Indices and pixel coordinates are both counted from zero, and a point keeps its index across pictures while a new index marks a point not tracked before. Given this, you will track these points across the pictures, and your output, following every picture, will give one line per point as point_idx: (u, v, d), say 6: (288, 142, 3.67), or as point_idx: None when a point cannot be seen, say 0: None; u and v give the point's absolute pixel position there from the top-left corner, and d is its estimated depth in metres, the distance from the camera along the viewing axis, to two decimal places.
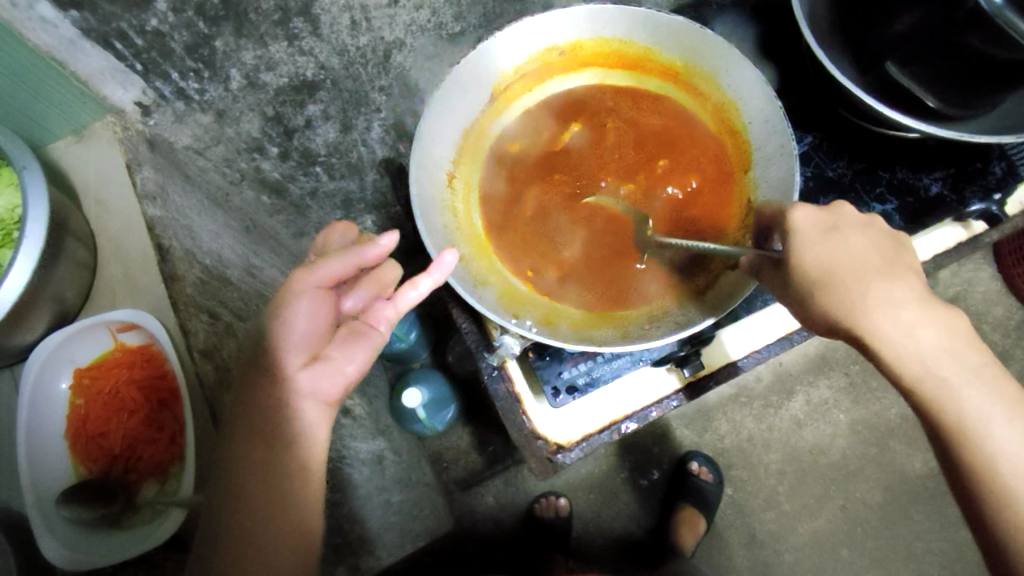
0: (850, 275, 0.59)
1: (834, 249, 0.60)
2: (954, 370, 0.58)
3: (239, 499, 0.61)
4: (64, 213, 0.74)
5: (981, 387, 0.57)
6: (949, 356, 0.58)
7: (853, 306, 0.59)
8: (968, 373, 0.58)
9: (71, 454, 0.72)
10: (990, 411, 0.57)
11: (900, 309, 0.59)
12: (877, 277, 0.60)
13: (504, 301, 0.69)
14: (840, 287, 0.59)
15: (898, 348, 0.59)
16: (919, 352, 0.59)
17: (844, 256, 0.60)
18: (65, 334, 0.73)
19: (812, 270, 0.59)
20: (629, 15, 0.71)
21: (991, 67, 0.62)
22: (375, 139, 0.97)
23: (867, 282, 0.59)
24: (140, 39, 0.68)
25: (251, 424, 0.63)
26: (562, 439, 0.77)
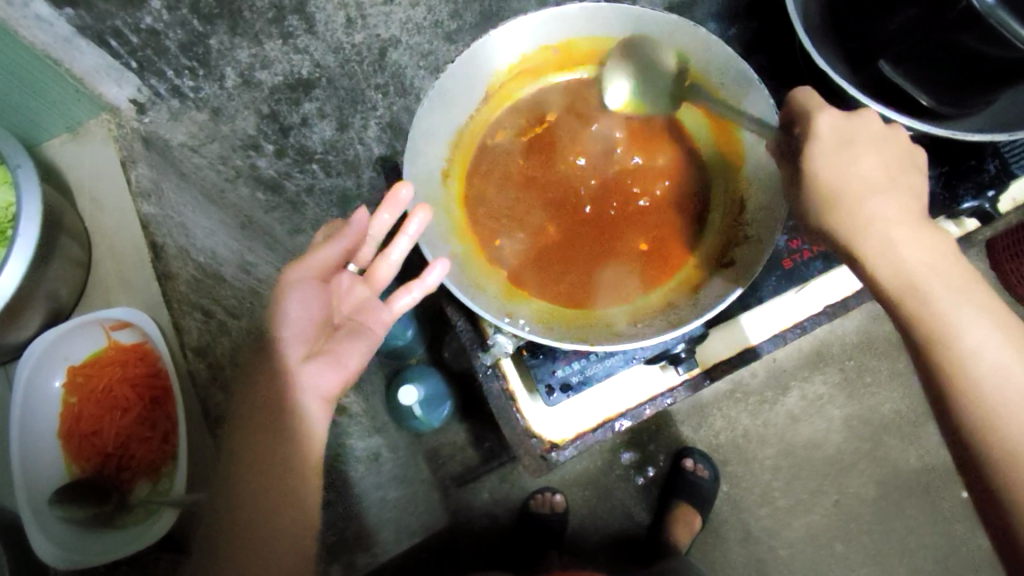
0: (854, 182, 0.59)
1: (844, 158, 0.60)
2: (949, 285, 0.57)
3: (239, 475, 0.62)
4: (58, 211, 0.73)
5: (974, 306, 0.56)
6: (942, 278, 0.57)
7: (852, 209, 0.59)
8: (962, 291, 0.57)
9: (65, 453, 0.72)
10: (980, 332, 0.55)
11: (897, 221, 0.59)
12: (881, 197, 0.59)
13: (499, 298, 0.69)
14: (844, 190, 0.59)
15: (894, 256, 0.58)
16: (913, 262, 0.58)
17: (851, 163, 0.60)
18: (58, 332, 0.73)
19: (821, 187, 0.60)
20: (622, 15, 0.71)
21: (985, 66, 0.62)
22: (371, 137, 0.97)
23: (870, 191, 0.59)
24: (135, 37, 0.68)
25: (251, 417, 0.64)
26: (557, 438, 0.77)
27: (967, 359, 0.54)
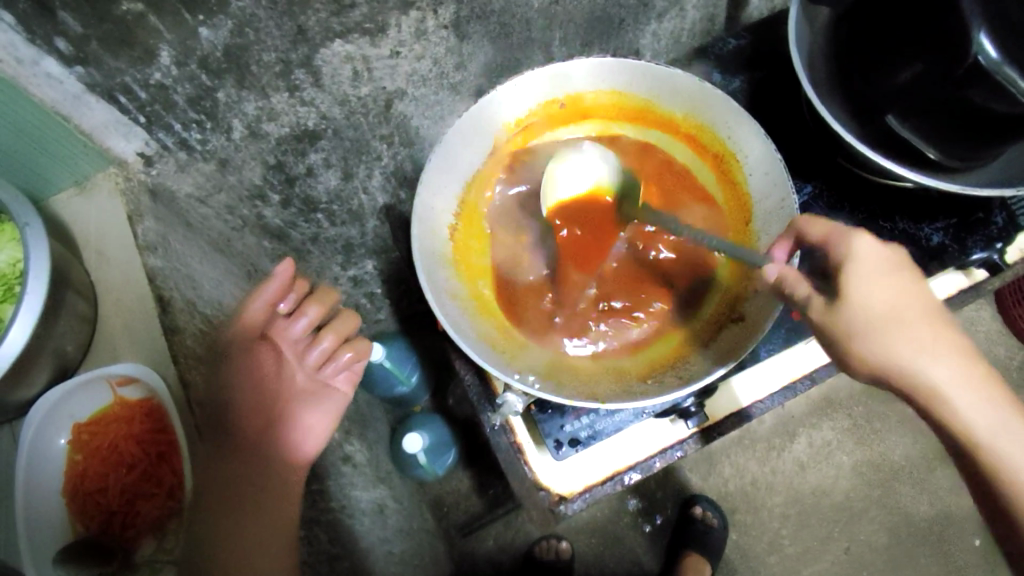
0: (885, 318, 0.59)
1: (872, 294, 0.59)
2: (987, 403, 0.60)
3: (217, 528, 0.68)
4: (67, 268, 0.73)
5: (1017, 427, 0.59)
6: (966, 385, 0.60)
7: (880, 349, 0.59)
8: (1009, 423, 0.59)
9: (69, 512, 0.71)
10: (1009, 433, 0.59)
11: (933, 352, 0.60)
12: (893, 320, 0.59)
13: (506, 355, 0.68)
14: (877, 335, 0.59)
15: (934, 384, 0.60)
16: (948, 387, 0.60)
17: (885, 299, 0.59)
18: (64, 390, 0.72)
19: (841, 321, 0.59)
20: (629, 68, 0.73)
21: (989, 122, 0.64)
22: (375, 187, 0.98)
23: (901, 325, 0.60)
24: (144, 92, 0.69)
25: (221, 485, 0.71)
26: (565, 490, 0.76)
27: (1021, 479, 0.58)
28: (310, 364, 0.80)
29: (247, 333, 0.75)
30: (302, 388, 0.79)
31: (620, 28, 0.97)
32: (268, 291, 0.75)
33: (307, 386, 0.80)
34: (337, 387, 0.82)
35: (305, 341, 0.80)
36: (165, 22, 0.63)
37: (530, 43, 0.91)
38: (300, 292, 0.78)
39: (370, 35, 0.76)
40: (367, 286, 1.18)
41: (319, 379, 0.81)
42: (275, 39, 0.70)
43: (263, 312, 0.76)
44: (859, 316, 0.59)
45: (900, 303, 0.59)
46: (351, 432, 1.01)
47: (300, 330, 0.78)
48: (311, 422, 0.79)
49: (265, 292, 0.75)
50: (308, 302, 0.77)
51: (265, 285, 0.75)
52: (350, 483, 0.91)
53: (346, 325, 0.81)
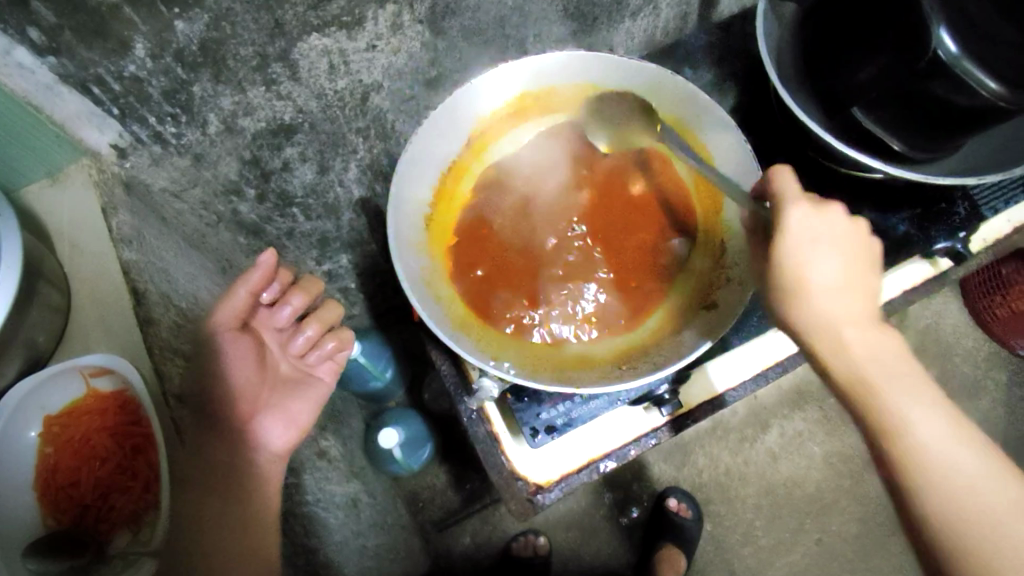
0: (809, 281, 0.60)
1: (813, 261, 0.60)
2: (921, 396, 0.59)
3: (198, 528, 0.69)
4: (37, 258, 0.73)
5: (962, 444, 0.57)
6: (899, 380, 0.59)
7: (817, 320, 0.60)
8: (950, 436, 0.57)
9: (41, 505, 0.69)
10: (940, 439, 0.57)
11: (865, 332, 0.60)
12: (832, 291, 0.61)
13: (481, 343, 0.69)
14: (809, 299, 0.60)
15: (865, 364, 0.60)
16: (878, 368, 0.60)
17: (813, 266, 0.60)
18: (38, 378, 0.71)
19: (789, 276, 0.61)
20: (602, 62, 0.74)
21: (951, 115, 0.67)
22: (351, 180, 0.99)
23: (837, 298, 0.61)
24: (118, 84, 0.69)
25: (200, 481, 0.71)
26: (543, 480, 0.76)
27: (942, 490, 0.56)
28: (295, 351, 0.86)
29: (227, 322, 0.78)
30: (286, 375, 0.86)
31: (593, 24, 0.98)
32: (252, 279, 0.78)
33: (290, 372, 0.86)
34: (320, 375, 0.88)
35: (287, 330, 0.86)
36: (140, 14, 0.63)
37: (504, 39, 0.92)
38: (284, 282, 0.82)
39: (347, 29, 0.76)
40: (342, 282, 1.18)
41: (303, 367, 0.87)
42: (252, 34, 0.70)
43: (246, 301, 0.78)
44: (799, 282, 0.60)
45: (841, 273, 0.61)
46: (325, 427, 1.01)
47: (285, 318, 0.83)
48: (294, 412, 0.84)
49: (246, 281, 0.77)
50: (292, 291, 0.83)
51: (250, 273, 0.78)
52: (324, 477, 0.91)
53: (329, 314, 0.88)
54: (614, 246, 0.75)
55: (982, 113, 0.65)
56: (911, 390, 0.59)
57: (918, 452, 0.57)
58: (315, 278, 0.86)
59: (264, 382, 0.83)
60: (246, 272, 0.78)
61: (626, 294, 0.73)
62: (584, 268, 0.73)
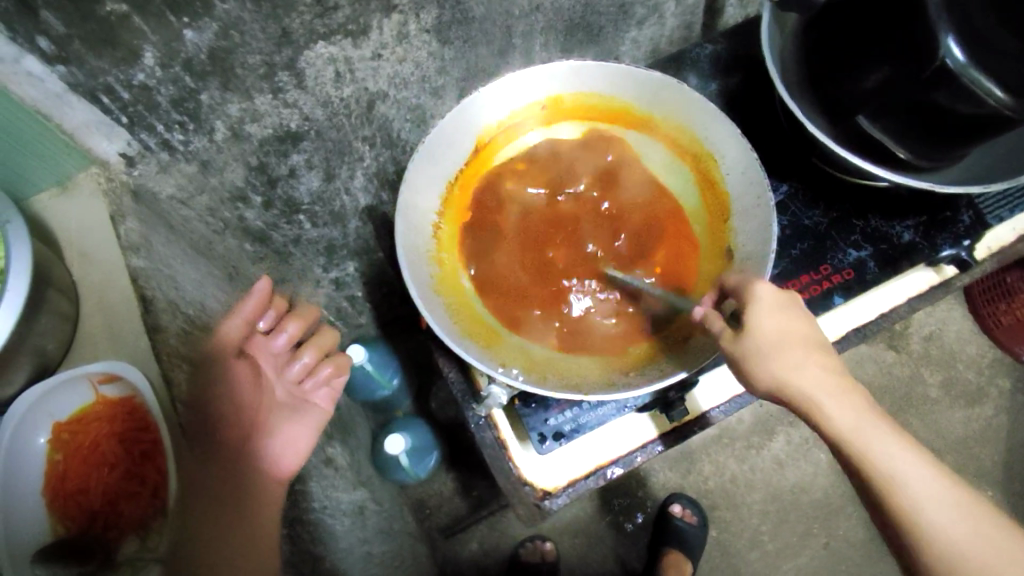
0: (776, 345, 0.62)
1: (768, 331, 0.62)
2: (892, 439, 0.61)
3: (206, 534, 0.68)
4: (47, 266, 0.73)
5: (936, 483, 0.59)
6: (872, 429, 0.61)
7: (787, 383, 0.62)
8: (928, 474, 0.60)
9: (50, 512, 0.69)
10: (921, 482, 0.59)
11: (830, 390, 0.62)
12: (797, 352, 0.63)
13: (490, 350, 0.69)
14: (774, 362, 0.62)
15: (836, 422, 0.62)
16: (849, 420, 0.62)
17: (775, 330, 0.63)
18: (45, 388, 0.71)
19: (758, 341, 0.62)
20: (607, 71, 0.74)
21: (956, 123, 0.67)
22: (358, 188, 0.99)
23: (801, 360, 0.63)
24: (126, 93, 0.69)
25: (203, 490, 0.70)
26: (550, 485, 0.77)
27: (936, 534, 0.58)
28: (291, 377, 0.84)
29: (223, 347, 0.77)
30: (282, 400, 0.83)
31: (597, 34, 0.99)
32: (246, 308, 0.79)
33: (287, 398, 0.84)
34: (317, 401, 0.86)
35: (284, 356, 0.85)
36: (149, 23, 0.63)
37: (510, 49, 0.93)
38: (279, 310, 0.82)
39: (353, 37, 0.77)
40: (348, 289, 1.18)
41: (300, 393, 0.85)
42: (259, 42, 0.71)
43: (241, 328, 0.79)
44: (764, 345, 0.62)
45: (796, 335, 0.63)
46: (332, 434, 1.01)
47: (281, 345, 0.83)
48: (295, 434, 0.82)
49: (243, 308, 0.78)
50: (288, 318, 0.82)
51: (243, 301, 0.79)
52: (331, 484, 0.91)
53: (325, 340, 0.86)
54: (629, 257, 0.74)
55: (986, 121, 0.65)
56: (882, 438, 0.61)
57: (904, 499, 0.59)
58: (311, 306, 0.86)
59: (266, 408, 0.82)
60: (240, 302, 0.79)
61: (641, 304, 0.73)
62: (596, 282, 0.74)
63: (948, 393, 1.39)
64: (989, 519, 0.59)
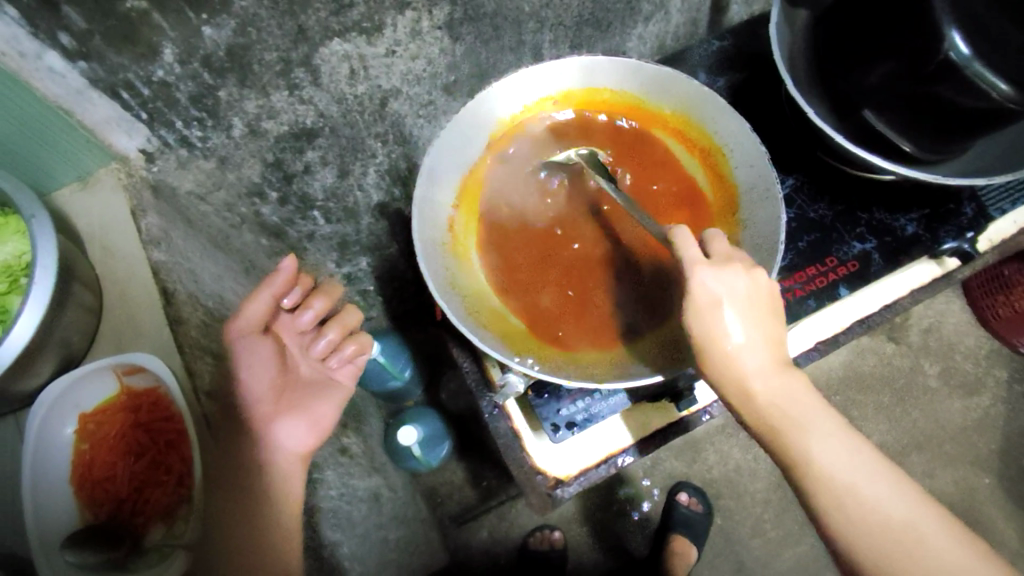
0: (715, 306, 0.61)
1: (725, 325, 0.61)
2: (815, 410, 0.62)
3: (224, 526, 0.69)
4: (71, 260, 0.75)
5: (844, 442, 0.61)
6: (796, 397, 0.62)
7: (717, 348, 0.62)
8: (836, 434, 0.62)
9: (76, 500, 0.71)
10: (834, 449, 0.61)
11: (764, 356, 0.62)
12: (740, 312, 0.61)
13: (505, 340, 0.70)
14: (714, 324, 0.61)
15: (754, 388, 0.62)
16: (782, 397, 0.62)
17: (717, 292, 0.61)
18: (71, 379, 0.72)
19: (702, 302, 0.61)
20: (618, 65, 0.76)
21: (958, 117, 0.69)
22: (370, 184, 1.01)
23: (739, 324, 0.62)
24: (146, 88, 0.71)
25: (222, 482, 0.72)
26: (561, 474, 0.79)
27: (856, 500, 0.59)
28: (315, 355, 0.83)
29: (244, 326, 0.76)
30: (307, 378, 0.84)
31: (606, 30, 1.00)
32: (274, 285, 0.76)
33: (310, 375, 0.84)
34: (339, 379, 0.86)
35: (309, 332, 0.84)
36: (168, 20, 0.64)
37: (520, 45, 0.95)
38: (304, 287, 0.79)
39: (367, 34, 0.78)
40: (360, 284, 1.20)
41: (324, 370, 0.85)
42: (277, 39, 0.72)
43: (266, 306, 0.77)
44: (703, 309, 0.62)
45: (744, 302, 0.62)
46: (347, 425, 1.03)
47: (306, 323, 0.81)
48: (314, 412, 0.82)
49: (269, 287, 0.76)
50: (312, 296, 0.80)
51: (271, 279, 0.76)
52: (347, 473, 0.94)
53: (350, 318, 0.84)
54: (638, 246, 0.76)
55: (991, 114, 0.67)
56: (799, 398, 0.62)
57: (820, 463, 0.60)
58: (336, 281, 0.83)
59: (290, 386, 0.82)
60: (266, 280, 0.76)
61: (657, 289, 0.74)
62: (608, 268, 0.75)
63: (946, 383, 1.42)
64: (898, 476, 0.61)
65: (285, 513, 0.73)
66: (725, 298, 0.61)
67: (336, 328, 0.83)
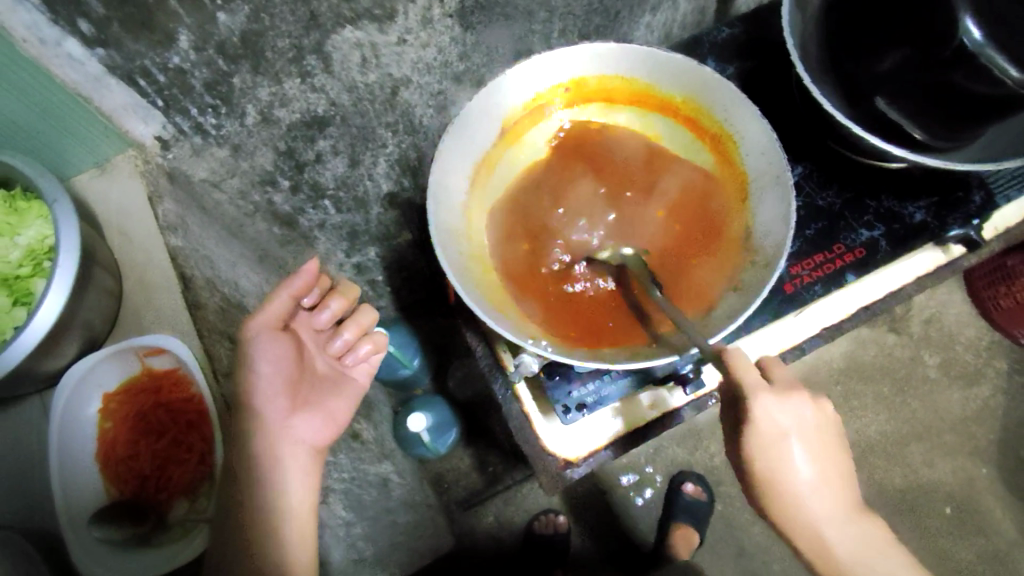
0: (779, 438, 0.67)
1: (790, 458, 0.68)
2: (863, 528, 0.70)
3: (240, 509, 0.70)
4: (92, 244, 0.76)
5: (887, 557, 0.70)
6: (846, 518, 0.70)
7: (779, 478, 0.68)
8: (880, 549, 0.70)
9: (102, 476, 0.73)
10: (883, 565, 0.70)
11: (822, 480, 0.69)
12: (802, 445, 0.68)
13: (519, 323, 0.72)
14: (776, 457, 0.67)
15: (813, 514, 0.69)
16: (834, 520, 0.69)
17: (778, 427, 0.66)
18: (94, 359, 0.73)
19: (766, 437, 0.67)
20: (630, 54, 0.77)
21: (971, 104, 0.74)
22: (381, 174, 1.02)
23: (801, 453, 0.68)
24: (162, 75, 0.72)
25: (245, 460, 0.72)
26: (571, 455, 0.81)
27: None
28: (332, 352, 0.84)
29: (266, 321, 0.75)
30: (323, 374, 0.82)
31: (615, 20, 1.02)
32: (294, 284, 0.77)
33: (327, 372, 0.83)
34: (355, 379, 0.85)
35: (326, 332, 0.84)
36: (184, 6, 0.66)
37: (530, 35, 0.96)
38: (322, 287, 0.82)
39: (378, 22, 0.79)
40: (370, 273, 1.22)
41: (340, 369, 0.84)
42: (289, 25, 0.73)
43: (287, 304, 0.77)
44: (765, 441, 0.67)
45: (804, 439, 0.68)
46: (359, 411, 1.05)
47: (324, 321, 0.82)
48: (330, 410, 0.81)
49: (290, 286, 0.77)
50: (330, 295, 0.82)
51: (292, 278, 0.77)
52: (359, 457, 0.96)
53: (367, 318, 0.85)
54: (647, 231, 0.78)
55: (1002, 101, 0.73)
56: (850, 523, 0.70)
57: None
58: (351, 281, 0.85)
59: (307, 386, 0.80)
60: (286, 280, 0.77)
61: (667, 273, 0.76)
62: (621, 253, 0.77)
63: (946, 373, 1.44)
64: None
65: (293, 508, 0.73)
66: (792, 431, 0.67)
67: (354, 326, 0.84)
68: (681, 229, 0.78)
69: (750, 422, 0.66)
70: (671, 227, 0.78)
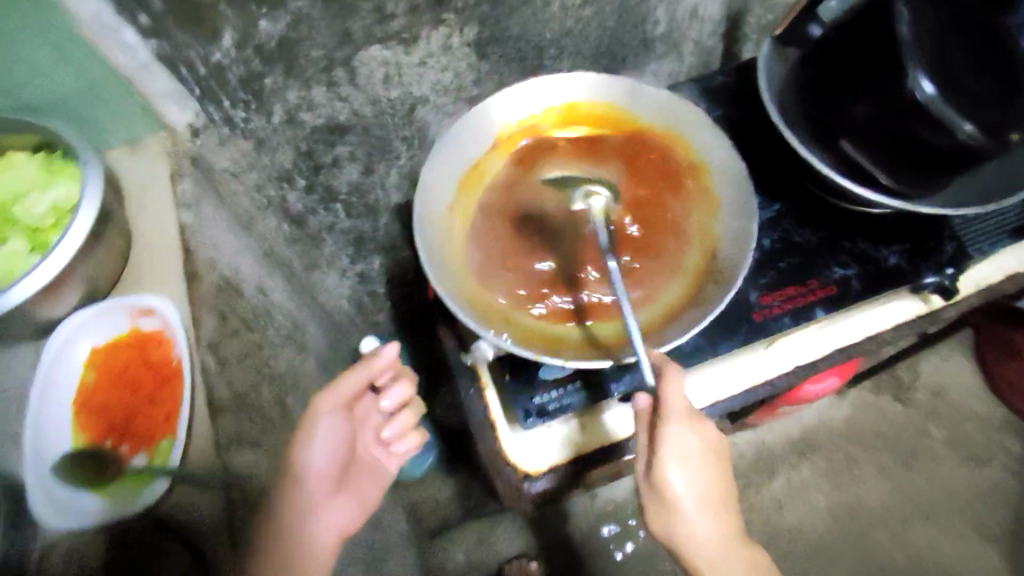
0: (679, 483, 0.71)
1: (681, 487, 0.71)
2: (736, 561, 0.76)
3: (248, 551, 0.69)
4: (114, 208, 0.83)
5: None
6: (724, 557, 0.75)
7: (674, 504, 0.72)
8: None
9: (74, 424, 0.76)
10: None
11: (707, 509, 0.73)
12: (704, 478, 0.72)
13: (484, 318, 0.74)
14: (677, 486, 0.71)
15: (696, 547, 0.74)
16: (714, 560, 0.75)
17: (682, 468, 0.71)
18: (87, 315, 0.80)
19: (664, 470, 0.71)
20: (616, 84, 0.83)
21: (933, 157, 0.75)
22: (392, 186, 1.09)
23: (698, 489, 0.72)
24: (203, 68, 0.79)
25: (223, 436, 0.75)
26: (531, 468, 0.80)
27: None
28: (380, 434, 0.90)
29: (336, 400, 0.80)
30: (368, 456, 0.89)
31: (623, 65, 1.08)
32: (373, 367, 0.84)
33: (371, 453, 0.90)
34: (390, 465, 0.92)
35: (380, 417, 0.91)
36: (232, 8, 0.72)
37: (541, 69, 1.03)
38: (395, 374, 0.89)
39: (405, 44, 0.86)
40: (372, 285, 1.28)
41: (382, 451, 0.91)
42: (324, 38, 0.79)
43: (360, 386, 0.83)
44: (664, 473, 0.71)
45: (699, 476, 0.72)
46: None
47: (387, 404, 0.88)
48: (371, 484, 0.88)
49: (370, 368, 0.83)
50: (398, 381, 0.88)
51: (376, 360, 0.83)
52: None
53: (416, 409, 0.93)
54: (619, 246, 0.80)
55: (962, 153, 0.74)
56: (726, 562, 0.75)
57: None
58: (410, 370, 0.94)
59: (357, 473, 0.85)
60: (369, 360, 0.83)
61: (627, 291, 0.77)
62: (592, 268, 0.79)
63: None
64: None
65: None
66: (688, 460, 0.71)
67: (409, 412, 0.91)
68: (653, 249, 0.80)
69: (660, 451, 0.70)
70: (643, 245, 0.80)
